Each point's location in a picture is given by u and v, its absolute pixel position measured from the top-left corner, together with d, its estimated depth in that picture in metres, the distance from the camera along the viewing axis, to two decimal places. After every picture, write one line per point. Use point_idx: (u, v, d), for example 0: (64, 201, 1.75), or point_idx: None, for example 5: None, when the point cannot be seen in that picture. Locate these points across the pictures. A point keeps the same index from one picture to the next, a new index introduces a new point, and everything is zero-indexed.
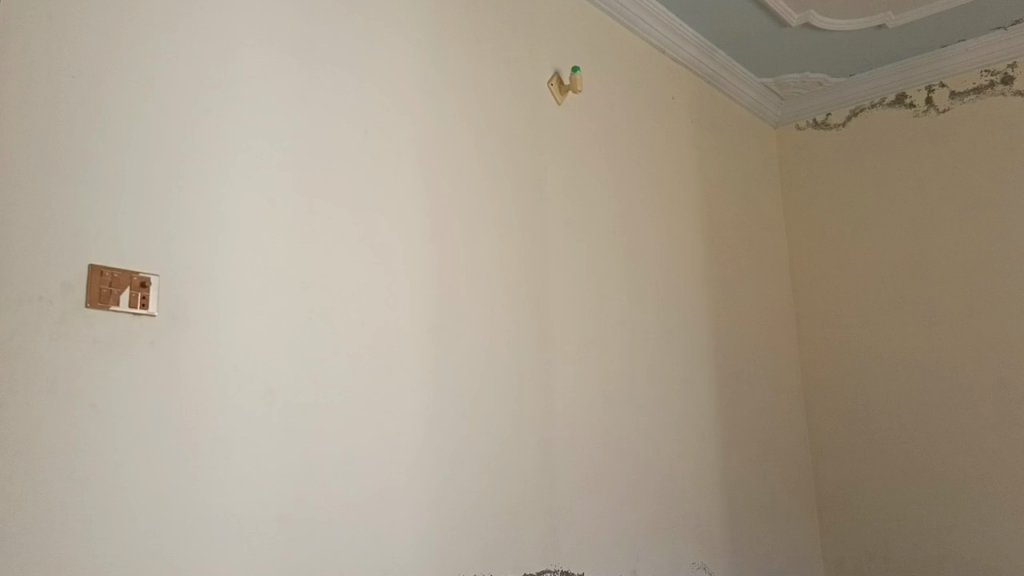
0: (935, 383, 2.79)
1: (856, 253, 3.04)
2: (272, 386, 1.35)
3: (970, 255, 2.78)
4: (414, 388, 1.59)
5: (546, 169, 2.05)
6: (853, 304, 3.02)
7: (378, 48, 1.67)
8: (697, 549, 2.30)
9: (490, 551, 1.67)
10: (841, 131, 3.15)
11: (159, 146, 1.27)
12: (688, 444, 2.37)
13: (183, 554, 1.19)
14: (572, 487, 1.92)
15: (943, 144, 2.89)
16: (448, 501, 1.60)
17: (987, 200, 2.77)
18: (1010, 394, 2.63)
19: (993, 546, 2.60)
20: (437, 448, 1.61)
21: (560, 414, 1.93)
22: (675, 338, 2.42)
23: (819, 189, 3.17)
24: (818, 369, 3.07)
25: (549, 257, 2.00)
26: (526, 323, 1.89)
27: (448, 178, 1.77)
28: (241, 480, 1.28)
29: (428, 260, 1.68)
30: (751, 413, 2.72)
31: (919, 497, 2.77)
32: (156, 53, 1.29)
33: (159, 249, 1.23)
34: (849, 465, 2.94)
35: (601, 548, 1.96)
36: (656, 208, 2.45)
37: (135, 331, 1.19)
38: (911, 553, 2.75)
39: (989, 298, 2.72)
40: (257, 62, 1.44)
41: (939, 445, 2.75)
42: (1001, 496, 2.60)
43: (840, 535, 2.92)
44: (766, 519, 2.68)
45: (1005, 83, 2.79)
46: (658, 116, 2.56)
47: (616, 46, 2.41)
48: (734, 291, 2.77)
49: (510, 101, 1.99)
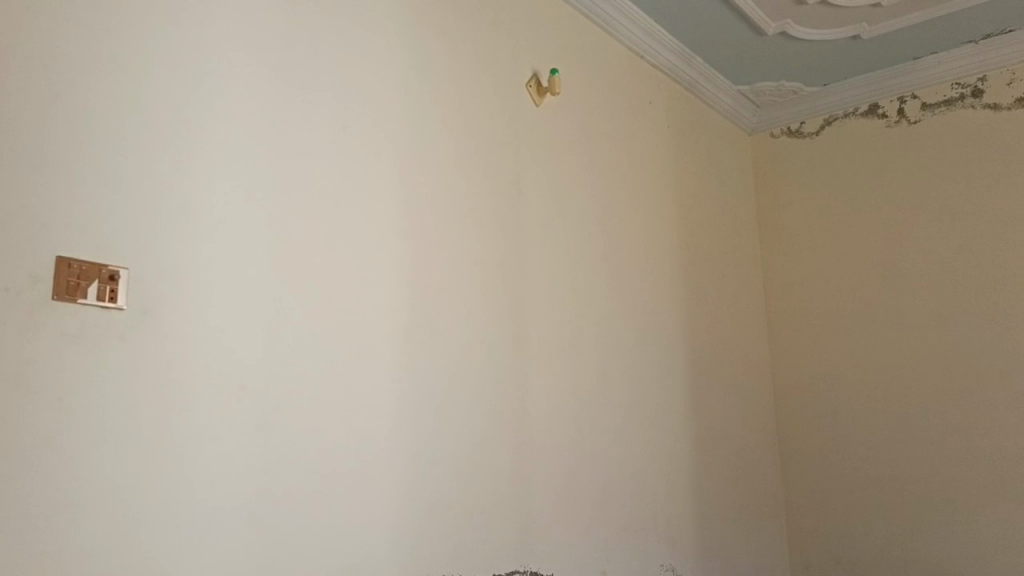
0: (902, 388, 2.83)
1: (828, 260, 3.08)
2: (243, 383, 1.33)
3: (938, 265, 2.82)
4: (388, 387, 1.58)
5: (523, 171, 2.05)
6: (824, 310, 3.06)
7: (356, 45, 1.66)
8: (666, 552, 2.32)
9: (461, 552, 1.67)
10: (814, 139, 3.19)
11: (133, 139, 1.25)
12: (659, 446, 2.39)
13: (151, 552, 1.17)
14: (544, 488, 1.92)
15: (914, 155, 2.94)
16: (419, 501, 1.59)
17: (957, 211, 2.81)
18: (975, 400, 2.68)
19: (956, 551, 2.64)
20: (409, 448, 1.60)
21: (533, 415, 1.93)
22: (649, 340, 2.43)
23: (793, 196, 3.20)
24: (789, 374, 3.10)
25: (525, 259, 2.01)
26: (501, 324, 1.89)
27: (426, 177, 1.76)
28: (212, 476, 1.26)
29: (403, 259, 1.67)
30: (722, 417, 2.74)
31: (885, 501, 2.81)
32: (130, 43, 1.27)
33: (130, 242, 1.22)
34: (818, 469, 2.97)
35: (571, 549, 1.97)
36: (631, 210, 2.47)
37: (104, 325, 1.17)
38: (877, 558, 2.79)
39: (956, 307, 2.76)
40: (233, 56, 1.42)
41: (907, 452, 2.79)
42: (967, 505, 2.64)
43: (808, 539, 2.95)
44: (736, 523, 2.70)
45: (975, 96, 2.85)
46: (636, 119, 2.57)
47: (594, 49, 2.42)
48: (706, 295, 2.79)
49: (488, 101, 1.99)
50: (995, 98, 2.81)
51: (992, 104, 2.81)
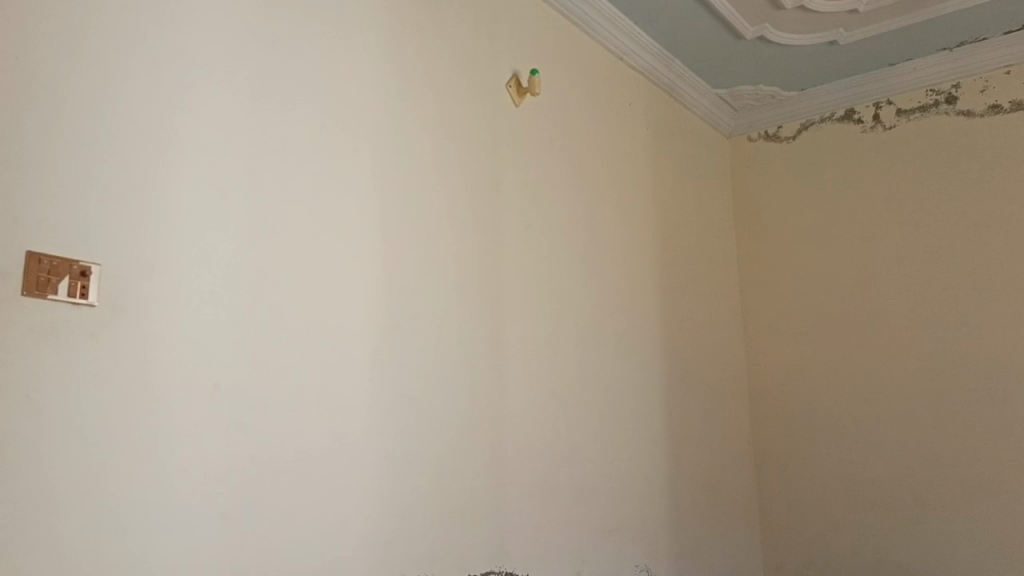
0: (875, 391, 2.86)
1: (804, 264, 3.10)
2: (217, 381, 1.32)
3: (911, 269, 2.86)
4: (364, 387, 1.57)
5: (502, 172, 2.05)
6: (799, 313, 3.09)
7: (335, 42, 1.65)
8: (642, 552, 2.33)
9: (436, 552, 1.66)
10: (791, 144, 3.22)
11: (107, 133, 1.23)
12: (635, 446, 2.40)
13: (123, 551, 1.15)
14: (520, 489, 1.92)
15: (889, 160, 2.97)
16: (394, 502, 1.59)
17: (931, 215, 2.85)
18: (945, 403, 2.71)
19: (927, 553, 2.67)
20: (385, 448, 1.59)
21: (509, 415, 1.93)
22: (626, 340, 2.44)
23: (769, 200, 3.23)
24: (764, 375, 3.13)
25: (503, 260, 2.00)
26: (478, 324, 1.89)
27: (404, 175, 1.75)
28: (183, 476, 1.25)
29: (381, 258, 1.66)
30: (697, 418, 2.76)
31: (857, 503, 2.84)
32: (104, 37, 1.25)
33: (101, 237, 1.20)
34: (791, 470, 3.00)
35: (547, 550, 1.97)
36: (610, 211, 2.48)
37: (74, 322, 1.15)
38: (850, 560, 2.82)
39: (929, 311, 2.80)
40: (210, 50, 1.40)
41: (879, 454, 2.82)
42: (937, 506, 2.68)
43: (782, 540, 2.98)
44: (710, 524, 2.72)
45: (949, 102, 2.88)
46: (615, 120, 2.58)
47: (575, 50, 2.42)
48: (683, 296, 2.81)
49: (468, 101, 1.98)
50: (969, 105, 2.84)
51: (966, 110, 2.84)
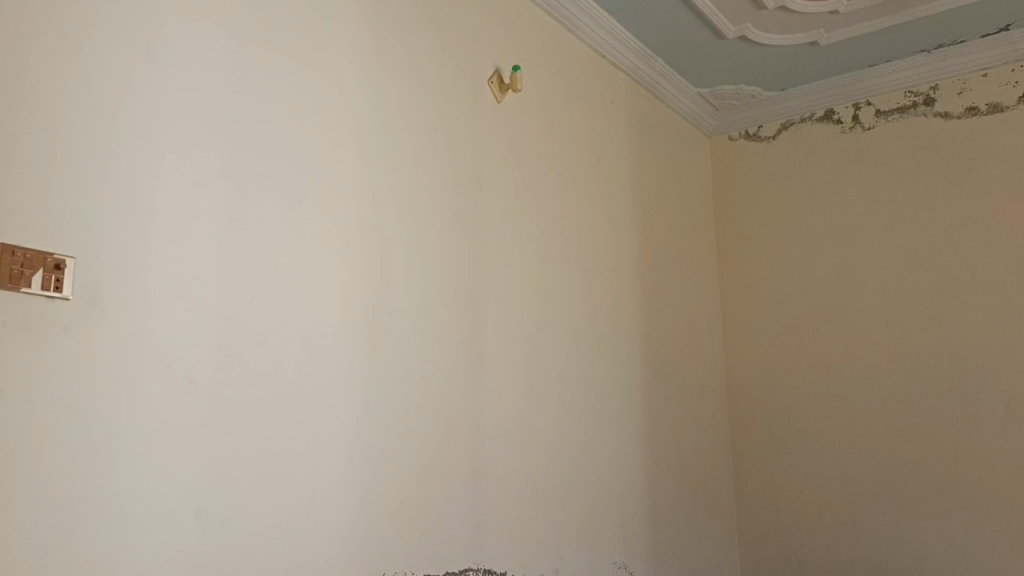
0: (851, 390, 2.89)
1: (782, 263, 3.13)
2: (193, 376, 1.31)
3: (889, 269, 2.88)
4: (343, 383, 1.57)
5: (483, 169, 2.05)
6: (778, 312, 3.10)
7: (316, 35, 1.63)
8: (619, 549, 2.34)
9: (414, 549, 1.66)
10: (772, 144, 3.23)
11: (82, 125, 1.21)
12: (614, 443, 2.41)
13: (97, 548, 1.14)
14: (499, 486, 1.93)
15: (868, 161, 3.00)
16: (372, 499, 1.58)
17: (909, 216, 2.87)
18: (922, 403, 2.74)
19: (902, 551, 2.70)
20: (364, 445, 1.59)
21: (488, 413, 1.93)
22: (606, 338, 2.45)
23: (749, 200, 3.25)
24: (743, 374, 3.14)
25: (483, 257, 2.00)
26: (458, 320, 1.89)
27: (383, 171, 1.74)
28: (158, 471, 1.23)
29: (360, 253, 1.65)
30: (676, 415, 2.77)
31: (834, 501, 2.86)
32: (80, 26, 1.23)
33: (76, 230, 1.18)
34: (768, 469, 3.02)
35: (525, 547, 1.98)
36: (591, 209, 2.48)
37: (48, 315, 1.14)
38: (825, 557, 2.85)
39: (905, 310, 2.83)
40: (189, 41, 1.39)
41: (854, 453, 2.85)
42: (912, 505, 2.71)
43: (758, 537, 3.00)
44: (687, 521, 2.73)
45: (927, 104, 2.91)
46: (596, 118, 2.58)
47: (557, 48, 2.42)
48: (663, 294, 2.82)
49: (450, 97, 1.98)
50: (947, 107, 2.87)
51: (944, 112, 2.87)
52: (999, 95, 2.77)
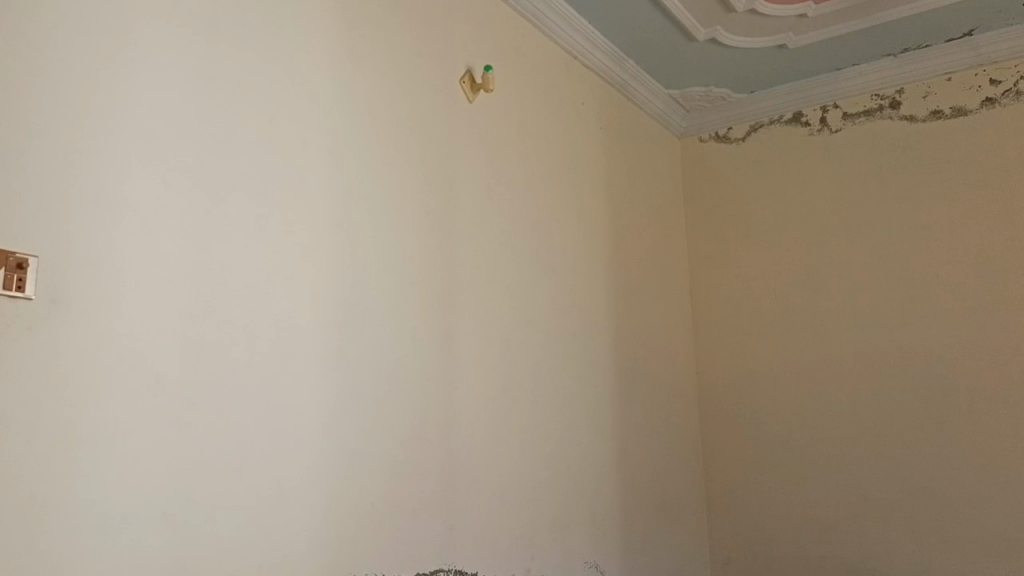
0: (820, 390, 2.93)
1: (753, 263, 3.15)
2: (160, 377, 1.29)
3: (856, 270, 2.92)
4: (313, 384, 1.55)
5: (454, 169, 2.04)
6: (748, 312, 3.13)
7: (285, 34, 1.62)
8: (591, 549, 2.35)
9: (384, 551, 1.65)
10: (741, 145, 3.26)
11: (44, 121, 1.19)
12: (586, 442, 2.42)
13: (59, 551, 1.12)
14: (471, 486, 1.92)
15: (835, 163, 3.03)
16: (342, 502, 1.57)
17: (876, 218, 2.92)
18: (889, 400, 2.78)
19: (871, 549, 2.74)
20: (334, 447, 1.58)
21: (459, 414, 1.92)
22: (578, 338, 2.46)
23: (719, 202, 3.28)
24: (713, 374, 3.17)
25: (455, 256, 2.00)
26: (430, 320, 1.88)
27: (354, 171, 1.73)
28: (125, 472, 1.21)
29: (330, 253, 1.64)
30: (646, 415, 2.79)
31: (803, 500, 2.90)
32: (42, 19, 1.21)
33: (38, 228, 1.16)
34: (738, 467, 3.05)
35: (496, 548, 1.98)
36: (563, 209, 2.49)
37: (10, 315, 1.11)
38: (793, 554, 2.88)
39: (871, 309, 2.87)
40: (155, 37, 1.37)
41: (822, 451, 2.89)
42: (880, 503, 2.75)
43: (728, 536, 3.03)
44: (658, 520, 2.75)
45: (892, 107, 2.96)
46: (568, 118, 2.59)
47: (529, 48, 2.43)
48: (635, 295, 2.84)
49: (421, 96, 1.97)
50: (912, 110, 2.92)
51: (909, 116, 2.92)
52: (963, 99, 2.83)
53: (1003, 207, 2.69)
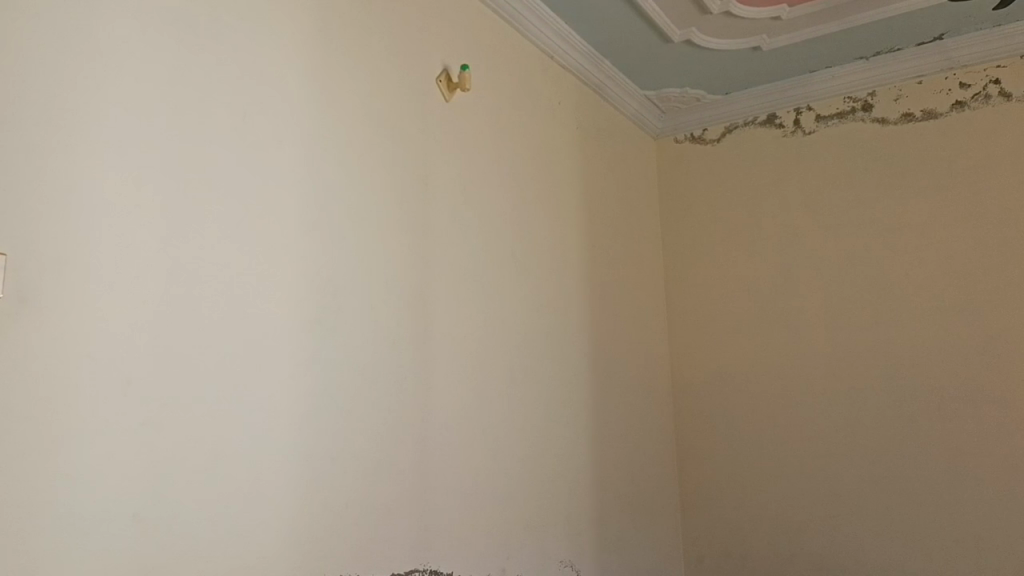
0: (792, 389, 2.95)
1: (727, 264, 3.18)
2: (132, 377, 1.27)
3: (827, 270, 2.96)
4: (286, 383, 1.54)
5: (430, 167, 2.04)
6: (722, 312, 3.16)
7: (260, 31, 1.60)
8: (565, 548, 2.35)
9: (359, 551, 1.64)
10: (716, 146, 3.29)
11: (18, 117, 1.17)
12: (561, 441, 2.42)
13: (31, 552, 1.10)
14: (446, 486, 1.92)
15: (808, 164, 3.06)
16: (317, 502, 1.56)
17: (848, 219, 2.95)
18: (859, 399, 2.82)
19: (841, 547, 2.77)
20: (309, 446, 1.57)
21: (435, 413, 1.92)
22: (553, 337, 2.46)
23: (693, 202, 3.30)
24: (687, 374, 3.19)
25: (431, 255, 2.00)
26: (406, 319, 1.88)
27: (328, 168, 1.72)
28: (97, 472, 1.20)
29: (305, 252, 1.63)
30: (621, 414, 2.80)
31: (775, 499, 2.92)
32: (12, 14, 1.18)
33: (10, 224, 1.14)
34: (711, 467, 3.07)
35: (471, 547, 1.98)
36: (539, 208, 2.49)
37: None
38: (766, 551, 2.91)
39: (844, 310, 2.90)
40: (127, 33, 1.35)
41: (794, 451, 2.92)
42: (850, 501, 2.78)
43: (701, 535, 3.05)
44: (632, 520, 2.76)
45: (865, 110, 2.99)
46: (544, 117, 2.59)
47: (506, 47, 2.43)
48: (609, 294, 2.85)
49: (398, 94, 1.96)
50: (883, 113, 2.96)
51: (881, 118, 2.95)
52: (933, 102, 2.87)
53: (971, 209, 2.74)
